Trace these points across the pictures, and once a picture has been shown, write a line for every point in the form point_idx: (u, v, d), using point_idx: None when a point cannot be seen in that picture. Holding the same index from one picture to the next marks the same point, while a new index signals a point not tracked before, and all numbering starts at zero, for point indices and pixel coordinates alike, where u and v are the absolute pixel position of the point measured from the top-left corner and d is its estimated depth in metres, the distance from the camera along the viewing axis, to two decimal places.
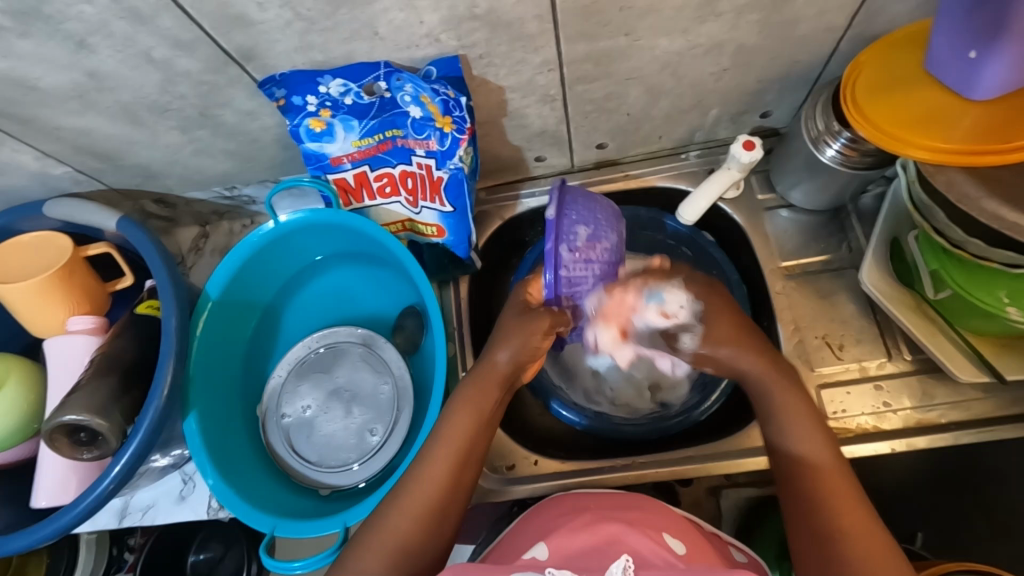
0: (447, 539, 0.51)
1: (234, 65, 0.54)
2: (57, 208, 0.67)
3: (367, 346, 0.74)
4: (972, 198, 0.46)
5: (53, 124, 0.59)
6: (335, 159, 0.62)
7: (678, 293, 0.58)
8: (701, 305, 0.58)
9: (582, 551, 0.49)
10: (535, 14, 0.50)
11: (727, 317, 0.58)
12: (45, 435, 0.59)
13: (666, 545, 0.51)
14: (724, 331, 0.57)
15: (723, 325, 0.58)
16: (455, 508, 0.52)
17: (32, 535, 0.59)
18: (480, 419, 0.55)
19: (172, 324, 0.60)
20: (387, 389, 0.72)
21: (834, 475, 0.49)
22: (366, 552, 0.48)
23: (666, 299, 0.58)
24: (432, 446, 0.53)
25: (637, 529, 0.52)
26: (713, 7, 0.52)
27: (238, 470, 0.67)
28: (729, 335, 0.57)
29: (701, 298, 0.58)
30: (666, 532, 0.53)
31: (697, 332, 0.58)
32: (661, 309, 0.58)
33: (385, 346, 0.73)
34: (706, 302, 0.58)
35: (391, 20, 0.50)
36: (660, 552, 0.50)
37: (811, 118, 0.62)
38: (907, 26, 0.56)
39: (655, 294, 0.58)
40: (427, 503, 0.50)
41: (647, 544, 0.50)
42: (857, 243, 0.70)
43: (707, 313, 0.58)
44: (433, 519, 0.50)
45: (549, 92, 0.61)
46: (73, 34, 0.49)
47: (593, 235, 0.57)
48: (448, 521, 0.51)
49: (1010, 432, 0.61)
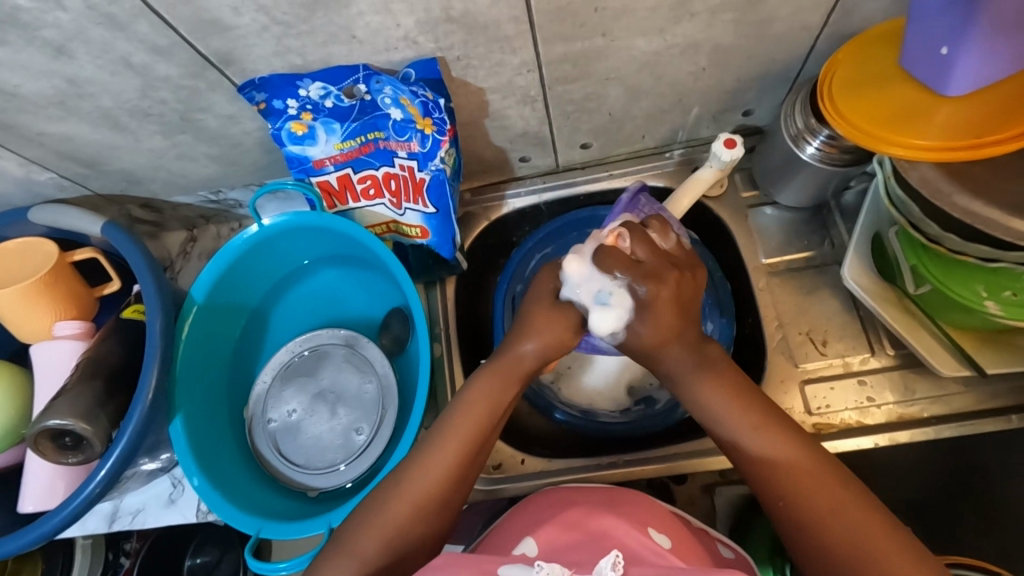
0: (438, 536, 0.49)
1: (213, 69, 0.54)
2: (42, 214, 0.67)
3: (350, 347, 0.75)
4: (944, 193, 0.47)
5: (35, 131, 0.60)
6: (318, 162, 0.62)
7: (618, 298, 0.50)
8: (633, 305, 0.50)
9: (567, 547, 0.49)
10: (510, 15, 0.51)
11: (666, 300, 0.50)
12: (30, 439, 0.60)
13: (652, 540, 0.50)
14: (667, 325, 0.50)
15: (665, 316, 0.50)
16: (453, 505, 0.50)
17: (18, 540, 0.59)
18: (495, 410, 0.52)
19: (156, 328, 0.60)
20: (372, 388, 0.73)
21: (809, 471, 0.46)
22: (354, 543, 0.47)
23: (614, 301, 0.50)
24: (428, 440, 0.51)
25: (627, 524, 0.51)
26: (687, 7, 0.52)
27: (224, 473, 0.68)
28: (670, 335, 0.50)
29: (650, 289, 0.50)
30: (653, 527, 0.53)
31: (620, 335, 0.51)
32: (609, 306, 0.50)
33: (368, 346, 0.74)
34: (655, 294, 0.49)
35: (367, 23, 0.51)
36: (648, 544, 0.50)
37: (791, 116, 0.62)
38: (882, 24, 0.56)
39: (608, 290, 0.51)
40: (426, 495, 0.48)
41: (636, 540, 0.49)
42: (839, 239, 0.70)
43: (643, 312, 0.50)
44: (427, 514, 0.48)
45: (530, 92, 0.61)
46: (50, 41, 0.49)
47: None
48: (441, 517, 0.49)
49: (990, 426, 0.61)
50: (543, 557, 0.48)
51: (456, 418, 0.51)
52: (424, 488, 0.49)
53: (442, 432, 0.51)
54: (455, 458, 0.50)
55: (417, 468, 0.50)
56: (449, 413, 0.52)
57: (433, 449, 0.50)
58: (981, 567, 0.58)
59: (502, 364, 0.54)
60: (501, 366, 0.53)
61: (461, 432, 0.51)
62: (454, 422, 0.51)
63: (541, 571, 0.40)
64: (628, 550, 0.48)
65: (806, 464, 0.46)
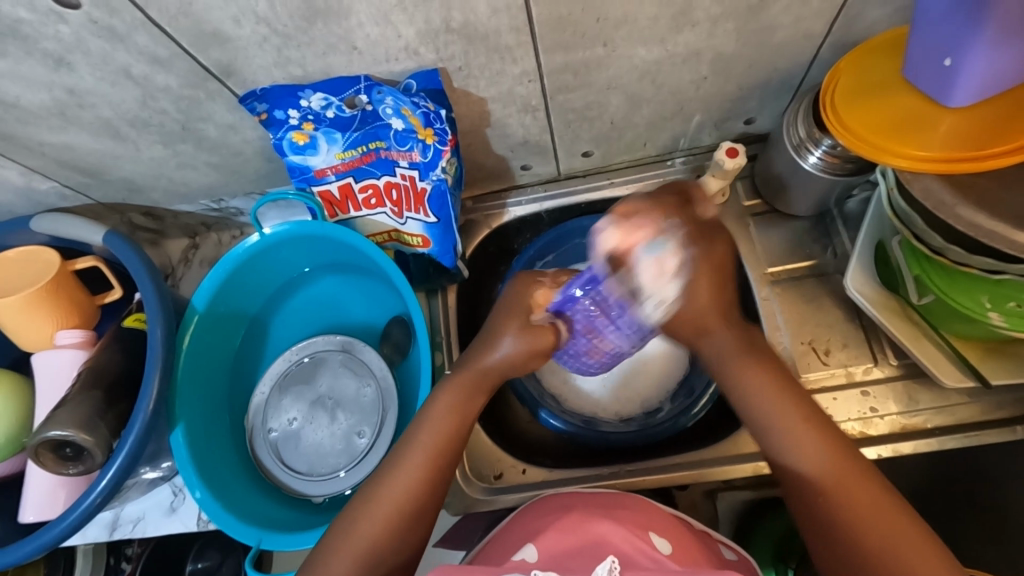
0: (420, 537, 0.50)
1: (214, 80, 0.54)
2: (43, 223, 0.67)
3: (347, 352, 0.75)
4: (948, 205, 0.47)
5: (36, 141, 0.60)
6: (320, 171, 0.62)
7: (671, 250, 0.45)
8: (692, 260, 0.48)
9: (566, 552, 0.48)
10: (510, 26, 0.51)
11: (713, 261, 0.50)
12: (31, 450, 0.59)
13: (650, 543, 0.50)
14: (705, 290, 0.50)
15: (703, 287, 0.50)
16: (434, 506, 0.51)
17: (20, 550, 0.59)
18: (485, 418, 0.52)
19: (158, 335, 0.60)
20: (370, 392, 0.73)
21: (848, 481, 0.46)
22: (335, 562, 0.47)
23: (672, 257, 0.45)
24: (420, 451, 0.51)
25: (623, 530, 0.50)
26: (689, 16, 0.52)
27: (225, 482, 0.68)
28: (706, 306, 0.51)
29: (700, 247, 0.49)
30: (652, 531, 0.52)
31: (672, 304, 0.47)
32: (664, 267, 0.45)
33: (366, 350, 0.74)
34: (701, 254, 0.49)
35: (368, 34, 0.51)
36: (645, 550, 0.49)
37: (793, 125, 0.62)
38: (884, 33, 0.56)
39: (662, 243, 0.45)
40: (412, 499, 0.49)
41: (631, 543, 0.49)
42: (841, 248, 0.70)
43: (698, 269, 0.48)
44: (412, 521, 0.49)
45: (531, 102, 0.61)
46: (51, 53, 0.49)
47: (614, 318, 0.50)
48: (424, 522, 0.50)
49: (994, 437, 0.61)
50: (541, 564, 0.47)
51: (431, 419, 0.52)
52: (409, 489, 0.49)
53: (422, 430, 0.51)
54: (437, 459, 0.51)
55: (401, 477, 0.50)
56: (430, 421, 0.52)
57: (419, 450, 0.51)
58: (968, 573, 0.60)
59: (468, 371, 0.54)
60: (473, 377, 0.53)
61: (445, 435, 0.51)
62: (427, 426, 0.52)
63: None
64: (626, 558, 0.48)
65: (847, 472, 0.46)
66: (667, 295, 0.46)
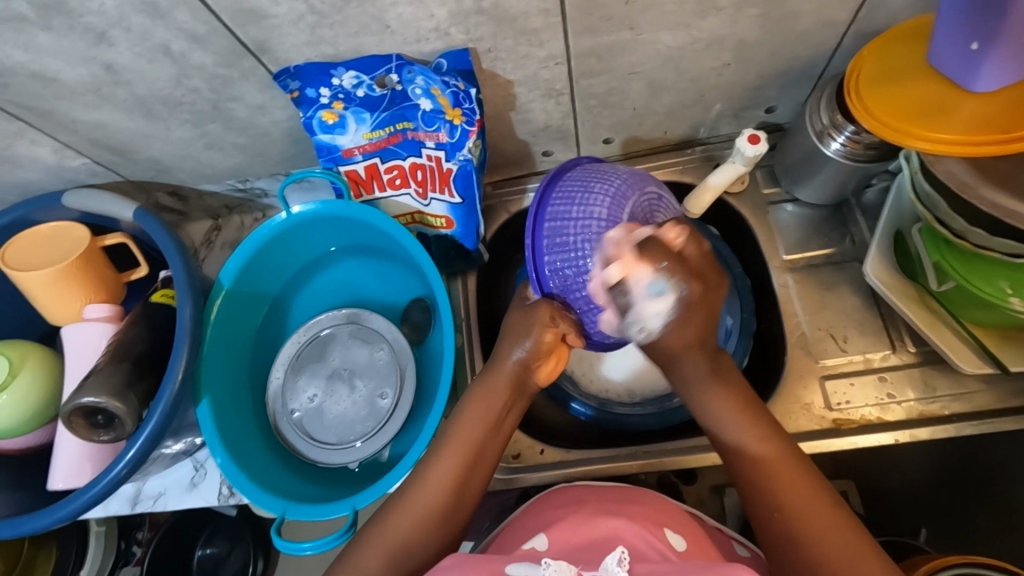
0: (448, 529, 0.51)
1: (249, 58, 0.56)
2: (74, 199, 0.69)
3: (355, 323, 0.76)
4: (970, 186, 0.47)
5: (71, 117, 0.61)
6: (347, 150, 0.63)
7: (672, 293, 0.46)
8: (678, 307, 0.47)
9: (582, 545, 0.49)
10: (540, 8, 0.52)
11: (700, 316, 0.48)
12: (63, 416, 0.61)
13: (665, 540, 0.51)
14: (692, 331, 0.48)
15: (689, 327, 0.48)
16: (471, 490, 0.53)
17: (46, 518, 0.60)
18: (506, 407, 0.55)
19: (186, 311, 0.62)
20: (384, 355, 0.74)
21: (793, 469, 0.48)
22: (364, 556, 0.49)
23: (665, 299, 0.46)
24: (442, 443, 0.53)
25: (637, 525, 0.51)
26: (713, 2, 0.53)
27: (250, 459, 0.68)
28: (694, 340, 0.49)
29: (692, 290, 0.46)
30: (667, 527, 0.53)
31: (653, 335, 0.48)
32: (662, 302, 0.46)
33: (372, 317, 0.75)
34: (693, 298, 0.47)
35: (400, 13, 0.52)
36: (659, 547, 0.50)
37: (815, 113, 0.63)
38: (909, 21, 0.56)
39: (659, 281, 0.46)
40: (449, 485, 0.51)
41: (644, 537, 0.50)
42: (860, 236, 0.71)
43: (683, 313, 0.47)
44: (451, 493, 0.51)
45: (554, 86, 0.62)
46: (94, 27, 0.51)
47: (586, 213, 0.54)
48: (464, 504, 0.52)
49: (1013, 424, 0.61)
50: (555, 555, 0.48)
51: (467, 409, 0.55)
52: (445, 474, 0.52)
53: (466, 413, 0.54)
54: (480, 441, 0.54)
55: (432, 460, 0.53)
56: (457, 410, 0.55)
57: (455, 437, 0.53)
58: (1002, 567, 0.54)
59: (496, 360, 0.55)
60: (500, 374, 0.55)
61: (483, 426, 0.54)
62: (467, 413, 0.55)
63: (550, 569, 0.39)
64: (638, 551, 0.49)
65: (788, 463, 0.48)
66: (651, 327, 0.47)
